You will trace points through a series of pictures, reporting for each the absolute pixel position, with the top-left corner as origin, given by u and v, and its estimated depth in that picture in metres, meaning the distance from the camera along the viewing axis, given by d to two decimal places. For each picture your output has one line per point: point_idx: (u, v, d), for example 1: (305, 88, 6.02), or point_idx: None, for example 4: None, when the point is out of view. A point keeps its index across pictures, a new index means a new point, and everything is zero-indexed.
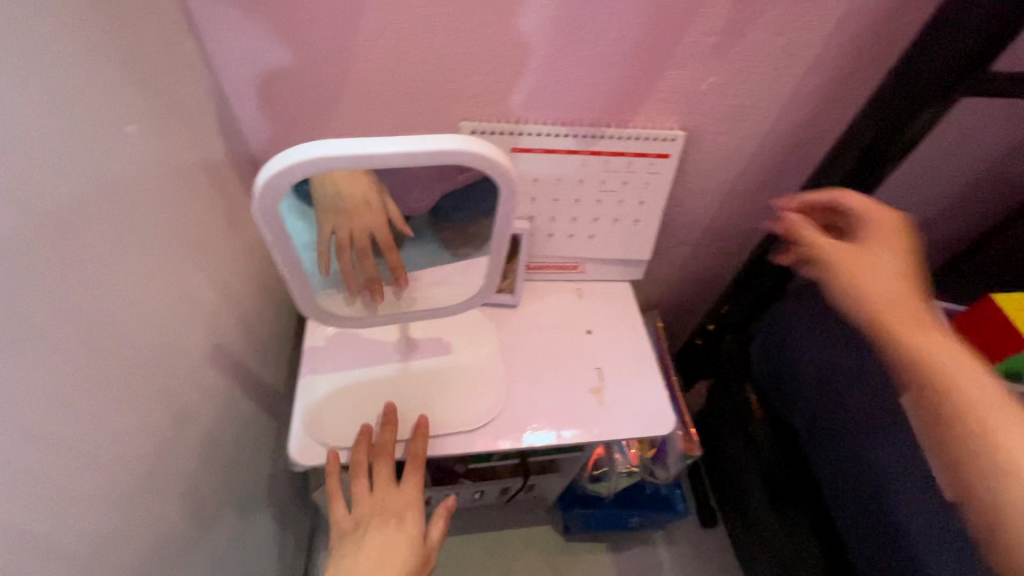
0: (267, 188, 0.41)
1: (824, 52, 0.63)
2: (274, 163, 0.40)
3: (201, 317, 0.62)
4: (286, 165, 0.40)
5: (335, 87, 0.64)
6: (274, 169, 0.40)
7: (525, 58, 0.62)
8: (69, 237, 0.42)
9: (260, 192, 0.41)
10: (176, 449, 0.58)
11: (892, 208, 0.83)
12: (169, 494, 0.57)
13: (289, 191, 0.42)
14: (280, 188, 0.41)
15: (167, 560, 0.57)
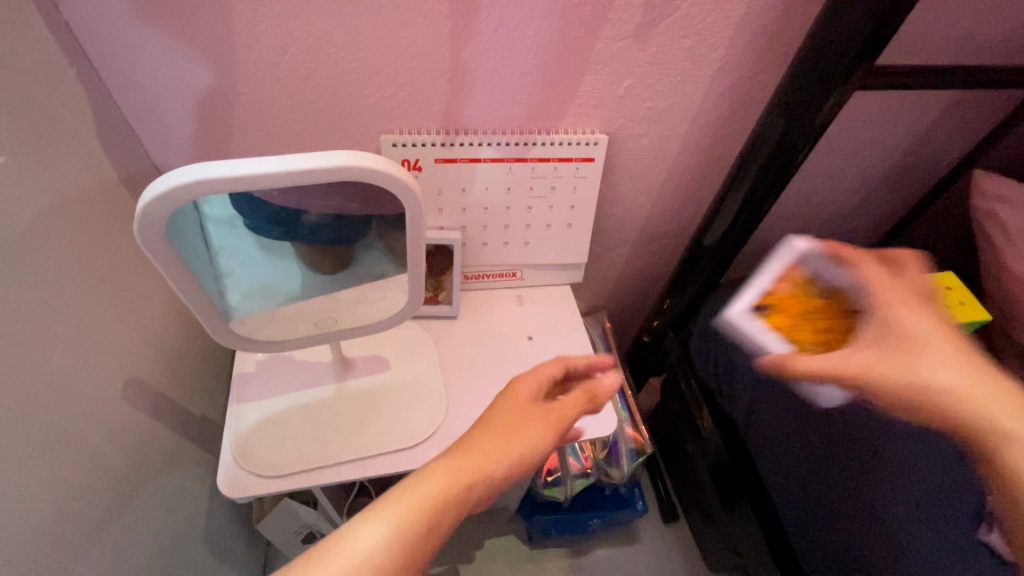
0: (154, 205, 0.38)
1: (730, 53, 0.65)
2: (164, 178, 0.38)
3: (110, 351, 0.59)
4: (178, 182, 0.38)
5: (245, 105, 0.62)
6: (164, 185, 0.38)
7: (437, 69, 0.62)
8: None
9: (146, 210, 0.38)
10: (86, 494, 0.55)
11: (812, 199, 0.86)
12: (78, 544, 0.53)
13: (181, 208, 0.40)
14: (169, 205, 0.39)
15: None
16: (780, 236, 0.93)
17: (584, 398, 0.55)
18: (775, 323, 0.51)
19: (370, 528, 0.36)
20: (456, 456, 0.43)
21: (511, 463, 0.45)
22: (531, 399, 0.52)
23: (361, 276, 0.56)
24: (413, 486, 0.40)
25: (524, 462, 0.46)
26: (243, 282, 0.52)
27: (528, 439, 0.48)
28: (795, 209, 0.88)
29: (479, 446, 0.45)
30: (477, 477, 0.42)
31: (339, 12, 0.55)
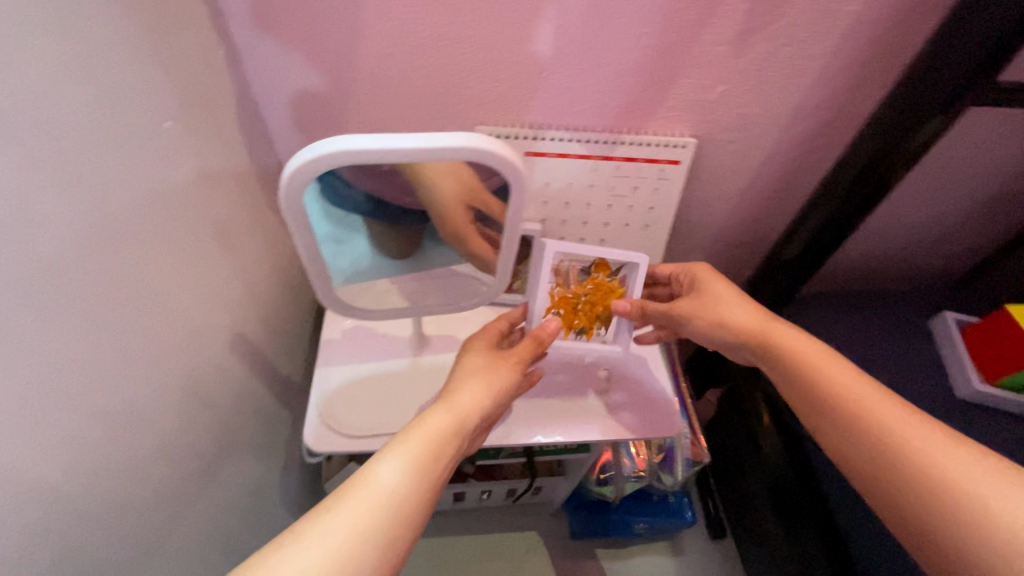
0: (299, 172, 0.43)
1: (833, 64, 0.64)
2: (309, 149, 0.43)
3: (225, 306, 0.65)
4: (320, 153, 0.42)
5: (358, 92, 0.67)
6: (308, 155, 0.43)
7: (539, 66, 0.65)
8: (116, 225, 0.45)
9: (292, 176, 0.43)
10: (199, 431, 0.61)
11: (903, 219, 0.83)
12: (191, 474, 0.60)
13: (318, 177, 0.45)
14: (310, 173, 0.44)
15: (185, 537, 0.59)
16: (862, 255, 0.90)
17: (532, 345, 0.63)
18: (558, 303, 0.71)
19: (390, 459, 0.45)
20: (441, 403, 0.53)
21: (488, 397, 0.57)
22: (489, 352, 0.63)
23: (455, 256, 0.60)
24: (410, 429, 0.49)
25: (497, 396, 0.57)
26: (351, 252, 0.56)
27: (497, 379, 0.59)
28: (882, 228, 0.85)
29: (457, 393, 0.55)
30: (462, 414, 0.53)
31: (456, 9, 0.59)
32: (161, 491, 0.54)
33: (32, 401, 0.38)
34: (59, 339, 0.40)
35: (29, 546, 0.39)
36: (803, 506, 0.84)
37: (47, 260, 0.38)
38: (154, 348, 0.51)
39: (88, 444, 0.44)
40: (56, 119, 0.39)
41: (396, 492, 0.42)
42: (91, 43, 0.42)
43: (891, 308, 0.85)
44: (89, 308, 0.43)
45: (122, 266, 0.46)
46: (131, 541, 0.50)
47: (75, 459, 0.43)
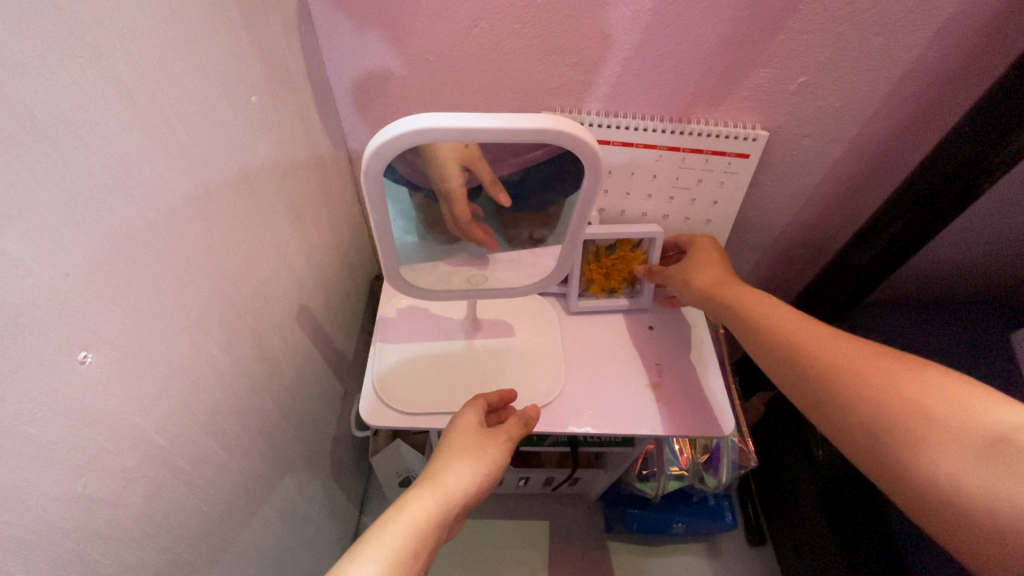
0: (383, 148, 0.44)
1: (926, 56, 0.61)
2: (396, 124, 0.43)
3: (293, 279, 0.68)
4: (407, 128, 0.43)
5: (429, 73, 0.68)
6: (394, 130, 0.43)
7: (612, 51, 0.64)
8: (207, 191, 0.47)
9: (375, 152, 0.44)
10: (265, 395, 0.64)
11: (986, 225, 0.78)
12: (257, 436, 0.62)
13: (399, 155, 0.45)
14: (393, 149, 0.44)
15: (249, 495, 0.62)
16: (936, 262, 0.86)
17: (520, 424, 0.65)
18: (590, 272, 0.80)
19: (368, 563, 0.43)
20: (422, 491, 0.51)
21: (473, 482, 0.55)
22: (477, 426, 0.61)
23: (518, 241, 0.59)
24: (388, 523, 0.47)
25: (484, 478, 0.56)
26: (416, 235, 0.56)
27: (483, 462, 0.57)
28: (960, 235, 0.81)
29: (440, 481, 0.53)
30: (446, 505, 0.51)
31: None
32: (232, 451, 0.57)
33: (130, 354, 0.40)
34: (156, 297, 0.42)
35: (123, 488, 0.42)
36: (861, 522, 0.80)
37: (153, 224, 0.41)
38: (232, 313, 0.54)
39: (175, 398, 0.46)
40: (163, 87, 0.41)
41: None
42: (194, 17, 0.44)
43: (966, 320, 0.80)
44: (183, 272, 0.45)
45: (210, 233, 0.48)
46: (208, 495, 0.53)
47: (164, 411, 0.45)
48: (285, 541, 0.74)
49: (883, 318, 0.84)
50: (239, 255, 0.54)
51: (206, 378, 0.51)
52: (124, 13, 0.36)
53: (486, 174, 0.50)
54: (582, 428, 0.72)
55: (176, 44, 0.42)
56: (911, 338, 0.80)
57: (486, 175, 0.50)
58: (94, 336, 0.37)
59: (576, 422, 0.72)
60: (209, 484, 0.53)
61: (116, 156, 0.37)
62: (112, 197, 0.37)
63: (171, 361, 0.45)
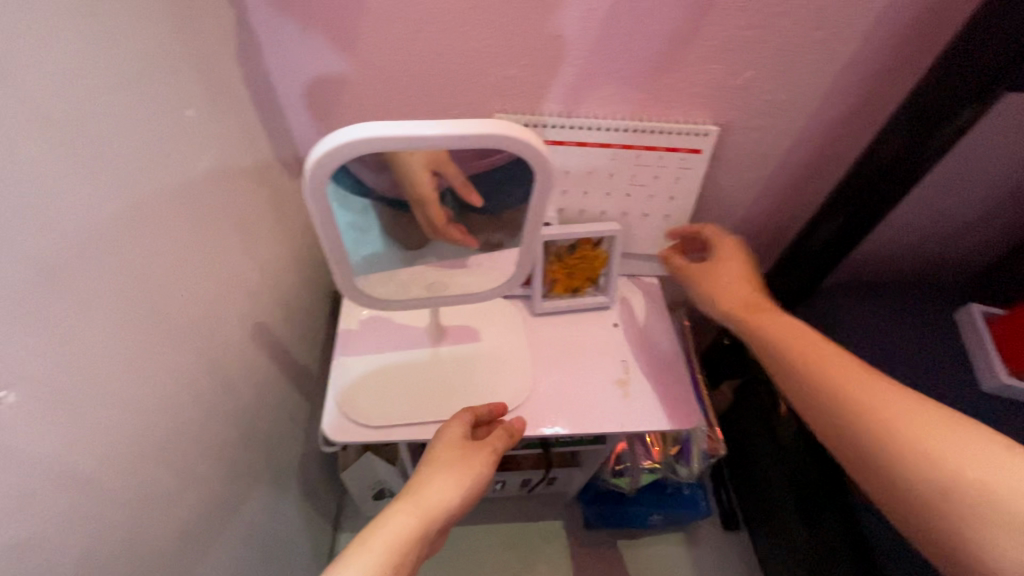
0: (329, 154, 0.43)
1: (864, 48, 0.63)
2: (337, 135, 0.43)
3: (245, 296, 0.65)
4: (358, 136, 0.42)
5: (378, 79, 0.66)
6: (345, 137, 0.43)
7: (562, 51, 0.63)
8: (141, 212, 0.45)
9: (322, 157, 0.43)
10: (221, 418, 0.61)
11: (929, 209, 0.81)
12: (214, 461, 0.60)
13: (348, 162, 0.45)
14: (341, 156, 0.44)
15: (209, 523, 0.60)
16: (886, 246, 0.89)
17: (506, 434, 0.64)
18: (556, 273, 0.80)
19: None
20: (403, 508, 0.50)
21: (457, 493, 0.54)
22: (463, 436, 0.60)
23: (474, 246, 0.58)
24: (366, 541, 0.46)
25: (466, 494, 0.54)
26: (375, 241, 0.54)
27: (468, 472, 0.56)
28: (907, 220, 0.84)
29: (421, 497, 0.51)
30: (427, 522, 0.49)
31: None
32: (187, 480, 0.55)
33: (61, 388, 0.38)
34: (88, 326, 0.40)
35: (62, 530, 0.39)
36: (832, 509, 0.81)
37: (79, 250, 0.39)
38: (177, 337, 0.51)
39: (116, 429, 0.44)
40: (83, 105, 0.38)
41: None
42: (114, 27, 0.42)
43: (914, 301, 0.83)
44: (119, 297, 0.43)
45: (146, 255, 0.46)
46: (162, 527, 0.51)
47: (104, 445, 0.43)
48: (253, 567, 0.71)
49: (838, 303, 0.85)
50: (182, 274, 0.52)
51: (152, 406, 0.48)
52: (29, 27, 0.34)
53: (457, 178, 0.49)
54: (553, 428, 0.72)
55: (97, 57, 0.40)
56: (867, 323, 0.81)
57: (457, 179, 0.49)
58: (15, 373, 0.34)
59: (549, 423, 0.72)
60: (163, 516, 0.51)
61: (30, 180, 0.34)
62: (27, 224, 0.34)
63: (110, 392, 0.43)
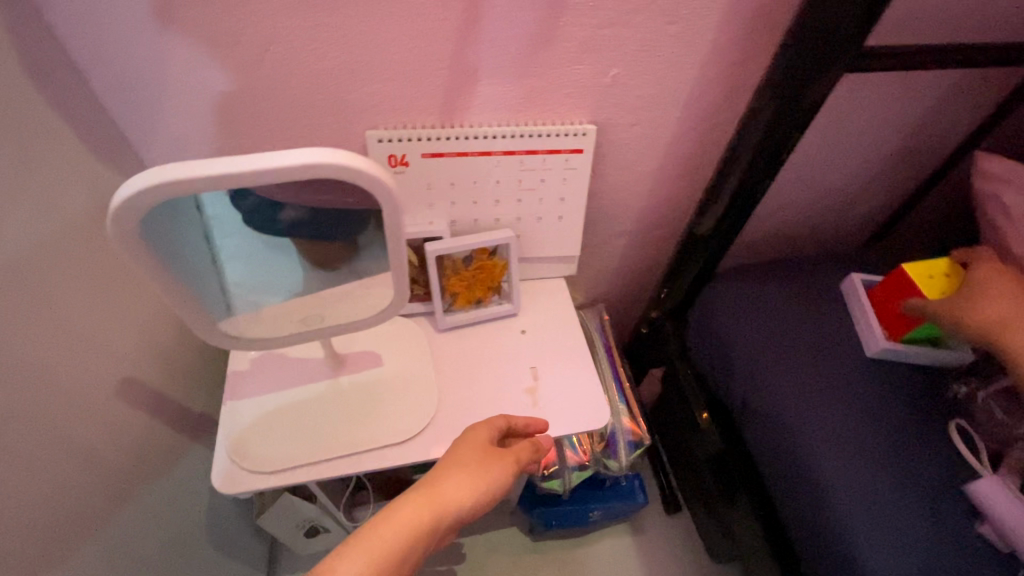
0: (135, 199, 0.40)
1: (718, 39, 0.64)
2: (142, 176, 0.40)
3: (101, 352, 0.61)
4: (168, 178, 0.40)
5: (232, 105, 0.62)
6: (152, 178, 0.40)
7: (422, 63, 0.62)
8: None
9: (127, 202, 0.40)
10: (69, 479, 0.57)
11: (812, 185, 0.85)
12: (59, 526, 0.56)
13: (164, 202, 0.42)
14: (153, 199, 0.41)
15: None
16: (779, 224, 0.92)
17: (528, 450, 0.63)
18: (453, 286, 0.78)
19: (355, 562, 0.44)
20: (425, 498, 0.51)
21: (471, 500, 0.53)
22: (486, 442, 0.60)
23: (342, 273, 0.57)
24: (385, 523, 0.47)
25: (480, 497, 0.55)
26: (242, 274, 0.54)
27: (486, 479, 0.56)
28: (794, 198, 0.86)
29: (441, 492, 0.52)
30: (438, 517, 0.50)
31: (320, 8, 0.55)
32: (17, 555, 0.51)
33: None
34: None
35: None
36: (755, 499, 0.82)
37: None
38: None
39: None
40: None
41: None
42: None
43: (804, 273, 0.86)
44: None
45: None
46: None
47: None
48: None
49: (729, 284, 0.86)
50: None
51: None
52: None
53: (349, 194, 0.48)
54: None
55: None
56: (762, 307, 0.82)
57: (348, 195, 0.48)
58: None
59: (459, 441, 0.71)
60: None
61: None
62: None
63: None
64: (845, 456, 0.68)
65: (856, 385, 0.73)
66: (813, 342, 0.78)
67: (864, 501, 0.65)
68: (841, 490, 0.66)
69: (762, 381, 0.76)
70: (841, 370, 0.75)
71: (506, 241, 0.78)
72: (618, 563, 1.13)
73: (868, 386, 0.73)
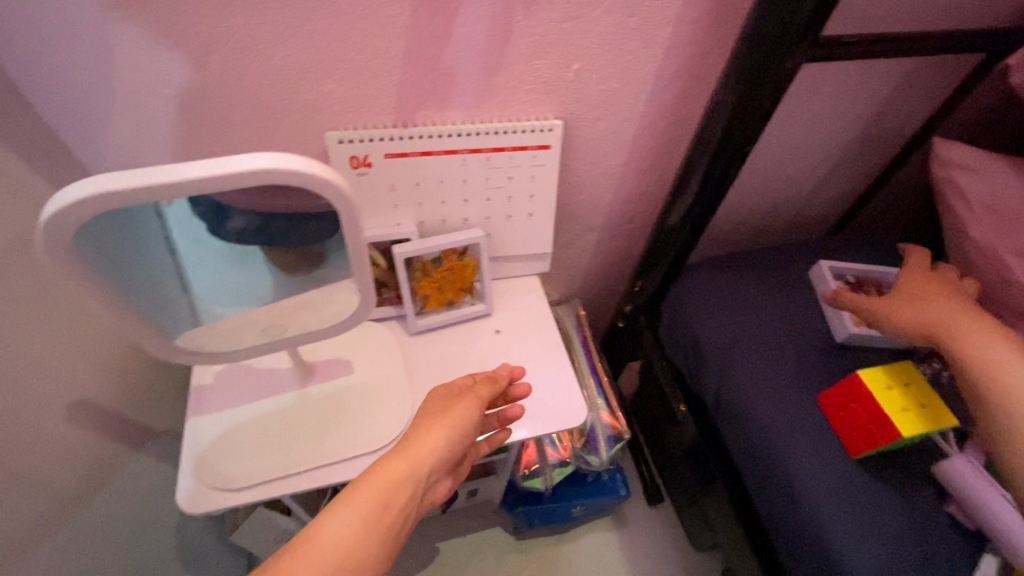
0: (69, 210, 0.37)
1: (678, 32, 0.63)
2: (73, 187, 0.37)
3: (48, 372, 0.57)
4: (104, 188, 0.37)
5: (179, 109, 0.59)
6: (84, 188, 0.37)
7: (377, 61, 0.60)
8: None
9: (59, 215, 0.37)
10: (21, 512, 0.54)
11: (778, 175, 0.85)
12: None
13: (100, 214, 0.40)
14: (91, 209, 0.38)
15: None
16: (748, 214, 0.92)
17: (490, 385, 0.65)
18: (424, 288, 0.77)
19: (345, 510, 0.46)
20: (400, 454, 0.53)
21: (437, 441, 0.55)
22: (441, 396, 0.63)
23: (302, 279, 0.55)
24: (364, 478, 0.49)
25: (455, 442, 0.57)
26: (207, 287, 0.52)
27: (446, 420, 0.58)
28: (762, 188, 0.87)
29: (414, 445, 0.54)
30: (417, 464, 0.53)
31: (266, 6, 0.52)
32: None
33: None
34: None
35: None
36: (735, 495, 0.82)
37: None
38: None
39: None
40: None
41: (345, 541, 0.44)
42: None
43: (773, 263, 0.87)
44: None
45: None
46: None
47: None
48: None
49: (701, 277, 0.86)
50: None
51: None
52: None
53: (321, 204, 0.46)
54: None
55: None
56: (731, 299, 0.83)
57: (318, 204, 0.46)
58: None
59: None
60: None
61: None
62: None
63: None
64: (814, 443, 0.69)
65: (822, 373, 0.74)
66: (786, 330, 0.79)
67: (834, 490, 0.66)
68: (808, 481, 0.67)
69: (733, 374, 0.76)
70: (812, 359, 0.76)
71: (475, 241, 0.77)
72: (602, 557, 1.13)
73: (838, 372, 0.74)
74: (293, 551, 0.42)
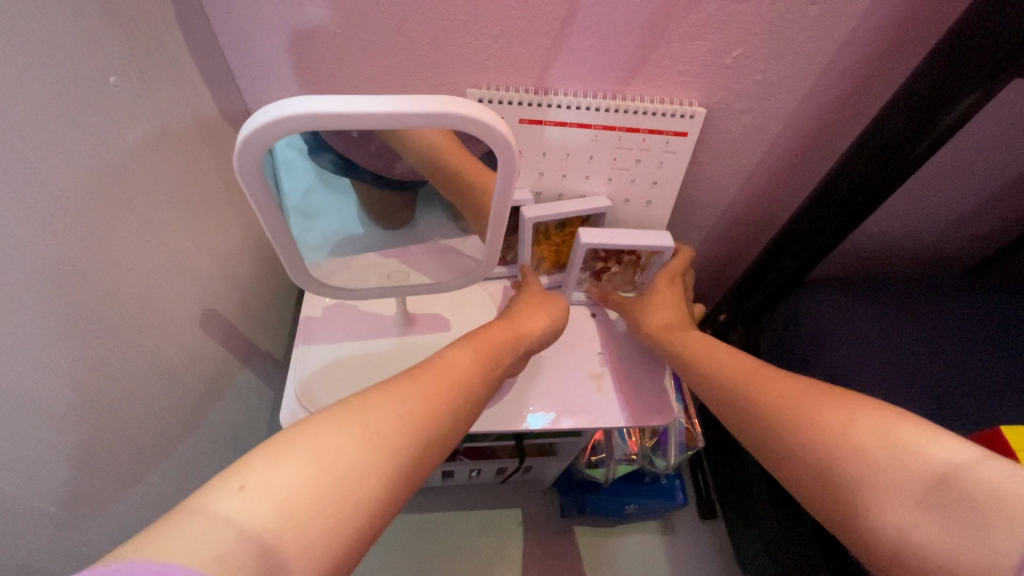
0: (266, 128, 0.38)
1: (862, 27, 0.58)
2: (273, 106, 0.38)
3: (191, 279, 0.62)
4: (307, 110, 0.38)
5: (339, 48, 0.60)
6: (284, 108, 0.38)
7: (536, 22, 0.58)
8: (46, 187, 0.42)
9: (257, 130, 0.38)
10: (157, 402, 0.59)
11: (926, 200, 0.78)
12: (146, 442, 0.59)
13: (285, 138, 0.41)
14: (284, 129, 0.39)
15: (133, 504, 0.59)
16: (876, 237, 0.86)
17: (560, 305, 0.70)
18: (545, 249, 0.79)
19: (454, 351, 0.50)
20: (474, 338, 0.54)
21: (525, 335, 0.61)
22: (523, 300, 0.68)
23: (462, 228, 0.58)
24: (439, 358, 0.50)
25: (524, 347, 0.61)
26: (325, 228, 0.54)
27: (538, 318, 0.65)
28: (901, 210, 0.80)
29: (487, 335, 0.55)
30: (494, 351, 0.54)
31: None
32: (107, 467, 0.54)
33: None
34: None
35: None
36: (813, 536, 0.79)
37: None
38: (95, 317, 0.49)
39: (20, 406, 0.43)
40: None
41: (439, 391, 0.44)
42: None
43: (899, 292, 0.81)
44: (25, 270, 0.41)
45: (53, 230, 0.43)
46: (67, 503, 0.50)
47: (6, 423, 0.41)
48: None
49: (822, 298, 0.82)
50: (95, 248, 0.48)
51: (63, 380, 0.46)
52: None
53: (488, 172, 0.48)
54: (535, 419, 0.70)
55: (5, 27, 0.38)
56: (848, 315, 0.79)
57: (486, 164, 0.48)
58: None
59: (530, 410, 0.71)
60: (70, 495, 0.50)
61: None
62: None
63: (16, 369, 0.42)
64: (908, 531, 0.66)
65: (948, 412, 0.68)
66: (908, 359, 0.73)
67: None
68: None
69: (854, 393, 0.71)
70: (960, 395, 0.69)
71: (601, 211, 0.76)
72: (644, 558, 1.12)
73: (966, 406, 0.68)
74: (378, 395, 0.42)
